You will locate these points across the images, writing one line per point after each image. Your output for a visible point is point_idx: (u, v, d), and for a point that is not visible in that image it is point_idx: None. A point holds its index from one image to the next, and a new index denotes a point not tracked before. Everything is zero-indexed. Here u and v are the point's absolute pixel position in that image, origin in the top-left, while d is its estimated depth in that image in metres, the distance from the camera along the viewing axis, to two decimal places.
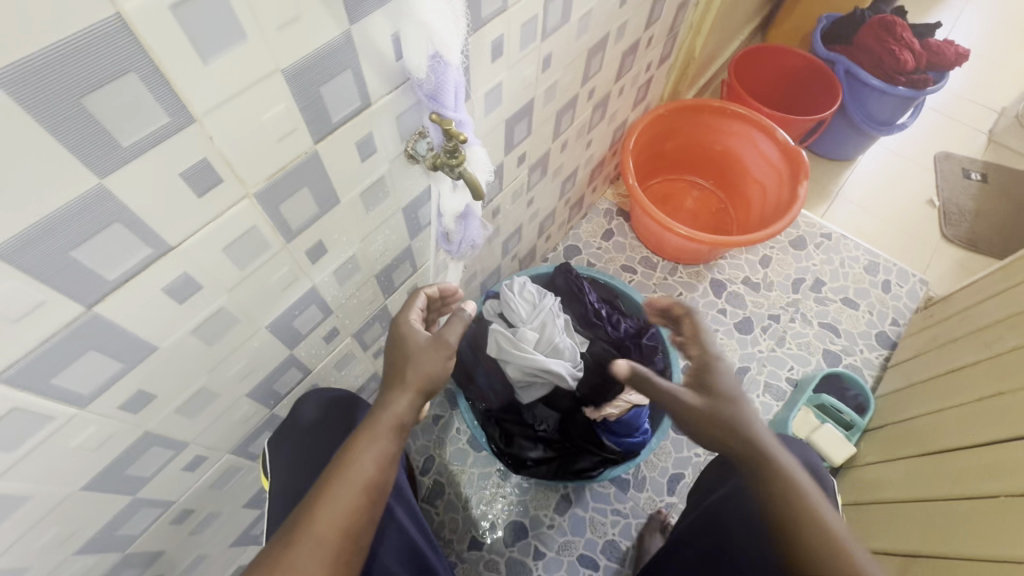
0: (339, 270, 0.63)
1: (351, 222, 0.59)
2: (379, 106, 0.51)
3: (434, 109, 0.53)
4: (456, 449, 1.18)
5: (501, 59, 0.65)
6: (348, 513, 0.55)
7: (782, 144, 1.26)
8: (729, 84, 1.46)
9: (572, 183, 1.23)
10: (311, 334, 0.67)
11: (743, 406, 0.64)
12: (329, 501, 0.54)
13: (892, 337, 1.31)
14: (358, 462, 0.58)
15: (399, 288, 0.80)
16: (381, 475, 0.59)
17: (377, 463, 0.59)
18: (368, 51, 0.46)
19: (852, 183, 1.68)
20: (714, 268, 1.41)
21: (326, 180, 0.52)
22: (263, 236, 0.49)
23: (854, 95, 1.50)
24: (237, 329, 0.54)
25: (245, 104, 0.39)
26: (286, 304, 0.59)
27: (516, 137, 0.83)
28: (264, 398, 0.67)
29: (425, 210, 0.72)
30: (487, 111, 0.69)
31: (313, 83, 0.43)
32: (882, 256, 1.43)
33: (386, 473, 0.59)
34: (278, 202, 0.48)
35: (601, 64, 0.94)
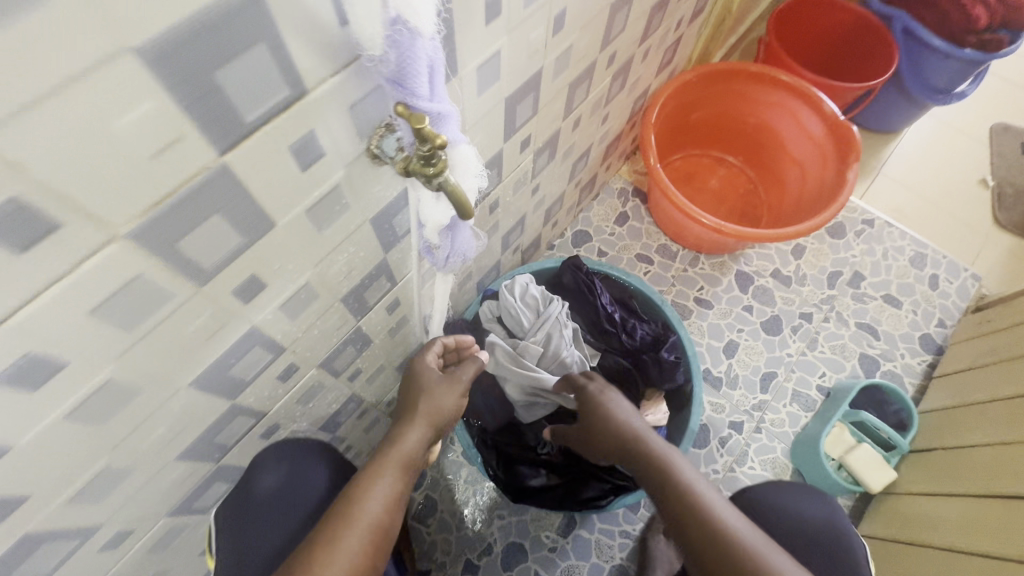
0: (288, 303, 0.49)
1: (297, 246, 0.45)
2: (321, 93, 0.35)
3: (401, 98, 0.37)
4: (449, 462, 1.08)
5: (499, 19, 0.48)
6: (358, 557, 0.53)
7: (830, 117, 1.07)
8: (768, 43, 1.25)
9: (583, 164, 1.06)
10: (259, 377, 0.54)
11: (624, 427, 0.68)
12: (339, 548, 0.52)
13: (937, 341, 1.17)
14: (367, 501, 0.56)
15: (375, 306, 0.66)
16: (389, 517, 0.58)
17: (385, 504, 0.58)
18: (291, 13, 0.30)
19: (895, 157, 1.47)
20: (740, 259, 1.25)
21: (250, 202, 0.37)
22: (157, 286, 0.35)
23: (910, 58, 1.29)
24: (143, 398, 0.41)
25: (73, 108, 0.24)
26: (215, 355, 0.45)
27: (519, 118, 0.66)
28: (205, 453, 0.54)
29: (402, 218, 0.56)
30: (481, 89, 0.53)
31: (200, 68, 0.28)
32: (930, 247, 1.28)
33: (393, 514, 0.58)
34: (175, 239, 0.34)
35: (626, 22, 0.75)
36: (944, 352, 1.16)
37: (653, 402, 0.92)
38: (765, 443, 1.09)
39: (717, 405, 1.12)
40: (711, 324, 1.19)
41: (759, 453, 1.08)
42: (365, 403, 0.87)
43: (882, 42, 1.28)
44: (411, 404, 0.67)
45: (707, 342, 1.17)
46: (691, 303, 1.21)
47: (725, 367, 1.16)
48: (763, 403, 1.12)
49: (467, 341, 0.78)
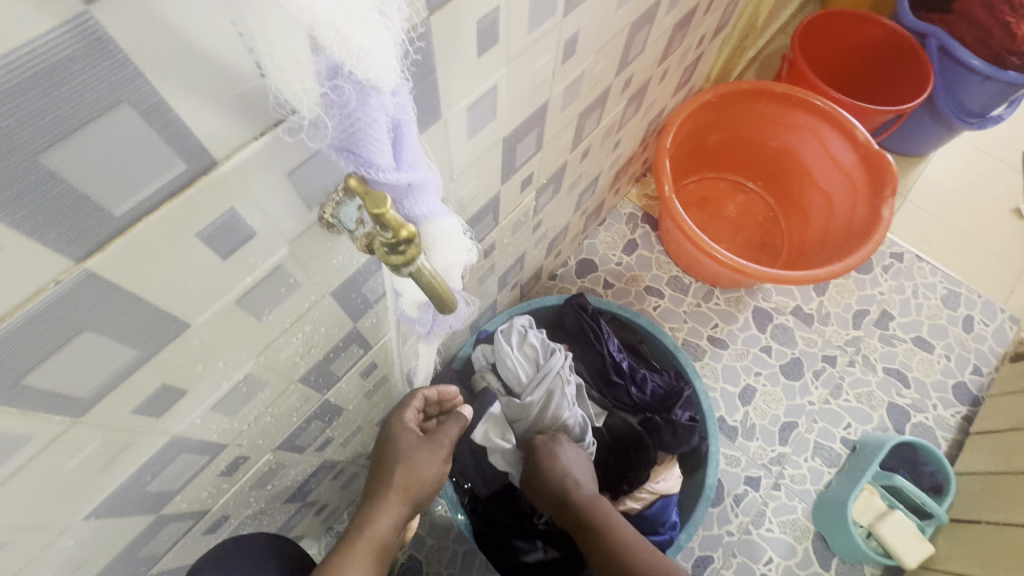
0: (225, 400, 0.39)
1: (229, 340, 0.35)
2: (239, 163, 0.25)
3: (354, 171, 0.27)
4: (436, 517, 0.97)
5: (496, 49, 0.38)
6: None
7: (862, 145, 0.97)
8: (792, 60, 1.15)
9: (591, 192, 0.96)
10: (193, 481, 0.44)
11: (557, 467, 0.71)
12: None
13: (973, 390, 1.07)
14: None
15: (344, 375, 0.56)
16: None
17: None
18: (173, 62, 0.20)
19: (924, 183, 1.37)
20: (758, 294, 1.15)
21: (146, 307, 0.27)
22: (1, 432, 0.25)
23: (945, 78, 1.19)
24: (11, 550, 0.31)
25: None
26: (121, 478, 0.35)
27: (520, 157, 0.56)
28: (125, 571, 0.44)
29: (374, 282, 0.46)
30: (473, 132, 0.43)
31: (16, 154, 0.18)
32: (963, 285, 1.18)
33: None
34: (23, 374, 0.24)
35: (645, 43, 0.65)
36: (981, 404, 1.05)
37: (666, 467, 0.82)
38: (784, 503, 0.99)
39: (731, 458, 1.02)
40: (725, 367, 1.09)
41: (777, 515, 0.98)
42: (340, 465, 0.77)
43: (916, 61, 1.18)
44: (384, 472, 0.56)
45: (721, 387, 1.07)
46: (704, 343, 1.11)
47: (740, 416, 1.05)
48: (782, 457, 1.02)
49: (450, 392, 0.65)
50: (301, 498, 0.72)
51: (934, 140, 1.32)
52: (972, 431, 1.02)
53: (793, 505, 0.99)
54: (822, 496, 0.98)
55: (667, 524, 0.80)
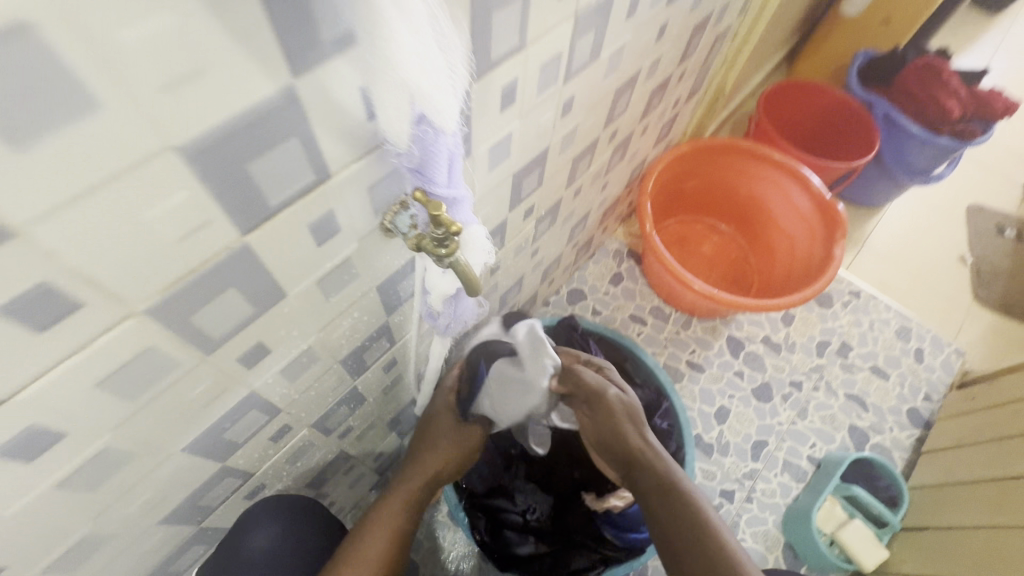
0: (289, 367, 0.49)
1: (305, 313, 0.45)
2: (342, 177, 0.37)
3: (418, 184, 0.39)
4: (434, 520, 1.03)
5: (513, 106, 0.51)
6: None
7: (817, 195, 1.12)
8: (757, 121, 1.32)
9: (581, 227, 1.10)
10: (251, 439, 0.53)
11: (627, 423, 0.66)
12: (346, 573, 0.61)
13: (924, 415, 1.18)
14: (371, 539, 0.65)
15: (372, 366, 0.66)
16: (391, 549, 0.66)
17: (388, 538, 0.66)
18: (324, 111, 0.32)
19: (880, 231, 1.53)
20: (731, 323, 1.27)
21: (266, 274, 0.38)
22: (165, 356, 0.35)
23: (891, 140, 1.37)
24: (134, 465, 0.40)
25: (111, 201, 0.25)
26: (212, 420, 0.44)
27: (525, 190, 0.69)
28: (187, 517, 0.52)
29: (406, 283, 0.58)
30: (491, 167, 0.55)
31: (237, 161, 0.29)
32: (914, 321, 1.31)
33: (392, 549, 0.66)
34: (190, 313, 0.34)
35: (627, 104, 0.80)
36: (932, 427, 1.16)
37: None
38: (756, 514, 1.07)
39: (708, 473, 1.11)
40: (702, 389, 1.19)
41: (750, 526, 1.06)
42: (352, 459, 0.85)
43: (864, 126, 1.36)
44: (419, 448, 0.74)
45: (698, 407, 1.17)
46: (683, 366, 1.22)
47: (716, 433, 1.15)
48: (754, 472, 1.11)
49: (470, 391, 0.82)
50: (318, 487, 0.79)
51: (885, 194, 1.49)
52: (924, 451, 1.13)
53: (765, 517, 1.07)
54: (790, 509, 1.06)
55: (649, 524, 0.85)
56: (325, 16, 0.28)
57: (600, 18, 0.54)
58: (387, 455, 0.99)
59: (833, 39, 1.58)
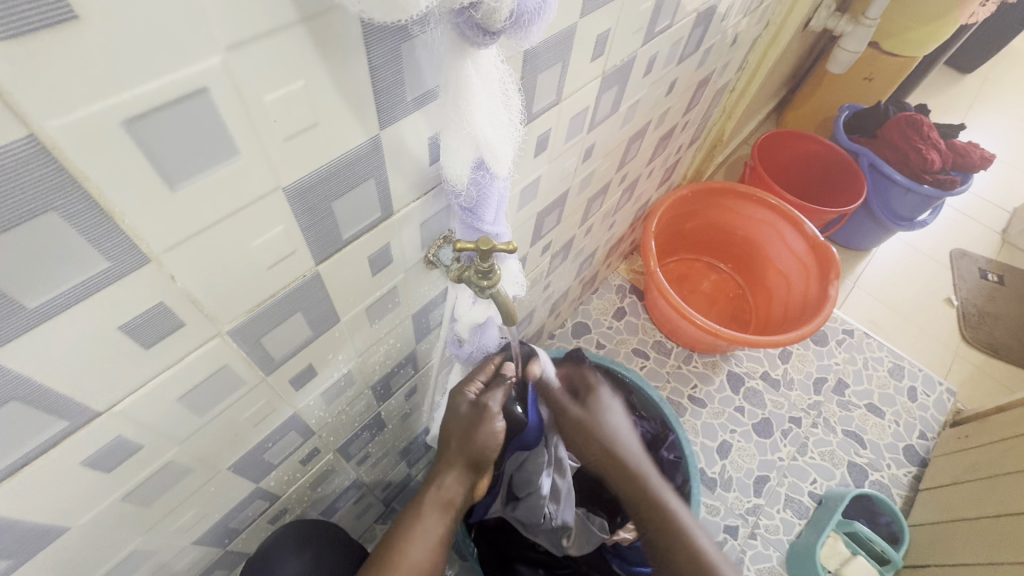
0: (328, 390, 0.51)
1: (350, 338, 0.48)
2: (402, 214, 0.41)
3: (468, 223, 0.43)
4: None
5: (544, 152, 0.56)
6: None
7: (811, 238, 1.18)
8: (752, 166, 1.40)
9: (589, 263, 1.14)
10: (285, 461, 0.54)
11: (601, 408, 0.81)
12: None
13: (920, 452, 1.21)
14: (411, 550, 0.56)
15: (397, 392, 0.68)
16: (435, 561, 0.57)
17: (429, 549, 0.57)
18: (398, 158, 0.36)
19: (868, 273, 1.59)
20: (731, 359, 1.31)
21: (326, 300, 0.41)
22: (235, 375, 0.38)
23: (877, 188, 1.45)
24: (188, 480, 0.42)
25: (227, 231, 0.28)
26: (257, 439, 0.46)
27: (545, 228, 0.73)
28: (216, 539, 0.53)
29: (436, 312, 0.60)
30: (520, 206, 0.60)
31: (324, 199, 0.33)
32: (906, 360, 1.36)
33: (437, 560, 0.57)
34: (260, 334, 0.37)
35: (638, 150, 0.86)
36: (928, 464, 1.19)
37: None
38: (761, 551, 1.07)
39: (712, 508, 1.11)
40: (704, 423, 1.22)
41: (755, 562, 1.06)
42: (365, 487, 0.85)
43: (851, 174, 1.44)
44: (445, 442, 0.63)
45: (701, 442, 1.19)
46: (685, 401, 1.24)
47: (719, 469, 1.16)
48: (757, 507, 1.12)
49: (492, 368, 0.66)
50: (331, 515, 0.79)
51: (874, 238, 1.56)
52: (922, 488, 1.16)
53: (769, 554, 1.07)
54: (794, 546, 1.07)
55: None
56: (413, 82, 0.32)
57: (622, 76, 0.60)
58: (394, 485, 0.98)
59: (819, 93, 1.69)
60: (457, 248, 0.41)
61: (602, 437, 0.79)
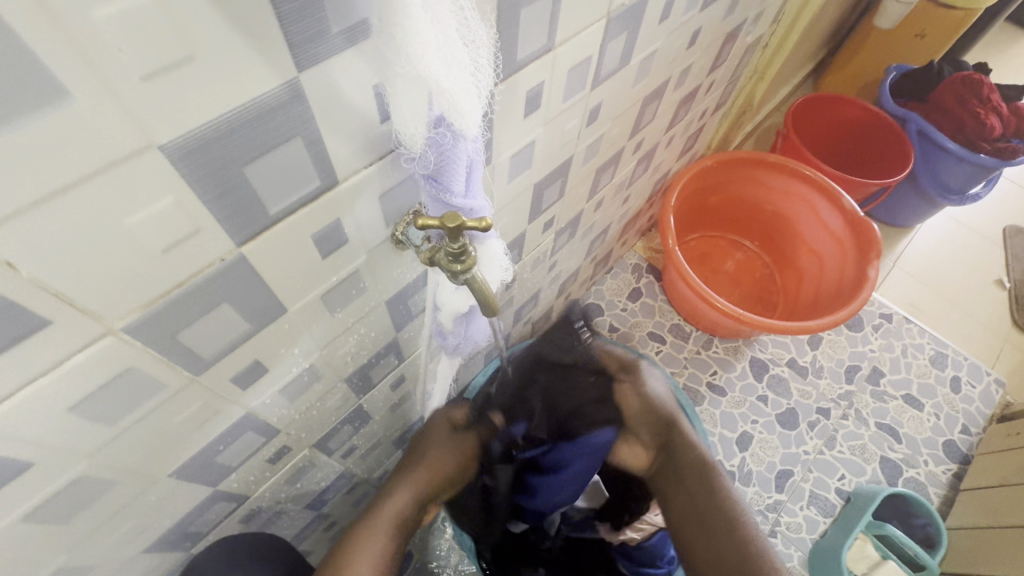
0: (289, 386, 0.45)
1: (306, 330, 0.42)
2: (351, 184, 0.34)
3: (434, 194, 0.36)
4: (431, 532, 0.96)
5: (538, 112, 0.47)
6: None
7: (850, 213, 1.07)
8: (785, 134, 1.27)
9: (601, 241, 1.05)
10: (247, 462, 0.49)
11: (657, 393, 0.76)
12: None
13: (962, 449, 1.12)
14: None
15: (380, 384, 0.62)
16: None
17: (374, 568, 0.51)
18: (333, 112, 0.29)
19: (911, 251, 1.46)
20: (755, 345, 1.22)
21: (263, 288, 0.34)
22: (151, 379, 0.32)
23: (925, 157, 1.30)
24: (117, 491, 0.37)
25: (82, 203, 0.22)
26: (202, 444, 0.41)
27: (545, 202, 0.65)
28: (175, 544, 0.49)
29: (418, 297, 0.53)
30: (512, 177, 0.52)
31: (231, 164, 0.26)
32: (949, 347, 1.26)
33: None
34: (176, 331, 0.31)
35: (655, 114, 0.77)
36: (971, 462, 1.10)
37: None
38: (781, 550, 1.00)
39: None
40: (724, 413, 1.14)
41: None
42: (357, 479, 0.80)
43: (897, 142, 1.30)
44: None
45: (719, 432, 1.11)
46: (703, 388, 1.16)
47: (738, 462, 1.08)
48: (779, 504, 1.05)
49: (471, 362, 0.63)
50: (320, 509, 0.75)
51: (919, 213, 1.42)
52: (962, 488, 1.06)
53: (789, 554, 1.00)
54: (818, 546, 1.00)
55: (665, 557, 0.80)
56: (335, 4, 0.24)
57: (633, 19, 0.50)
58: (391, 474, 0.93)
59: (863, 53, 1.53)
60: (417, 225, 0.34)
61: (657, 417, 0.75)
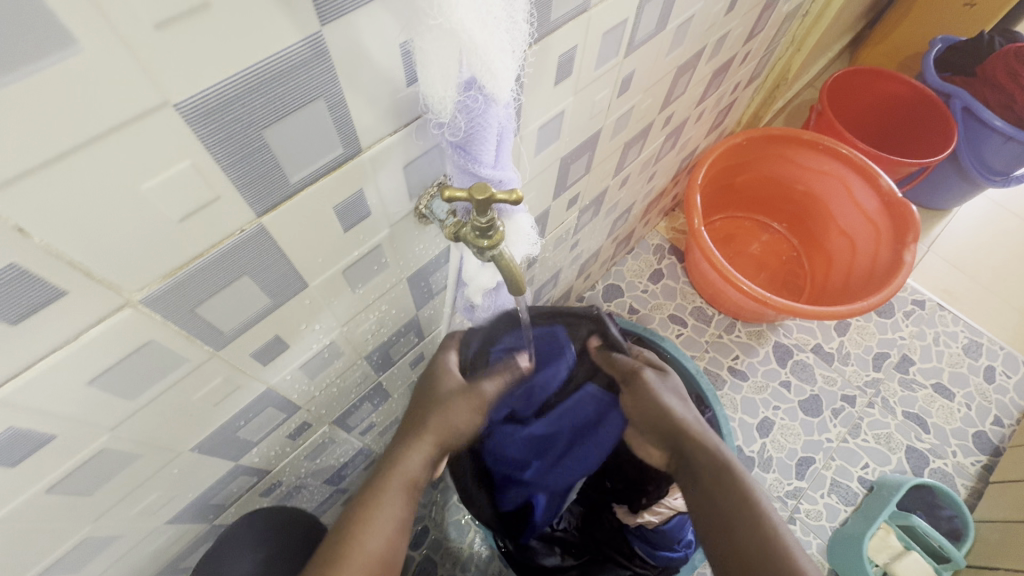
0: (309, 363, 0.45)
1: (327, 306, 0.40)
2: (375, 151, 0.32)
3: (461, 163, 0.34)
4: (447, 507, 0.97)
5: (569, 80, 0.45)
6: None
7: (886, 193, 1.02)
8: (820, 111, 1.21)
9: (624, 220, 1.02)
10: (268, 438, 0.49)
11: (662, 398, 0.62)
12: None
13: (993, 440, 1.08)
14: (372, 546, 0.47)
15: (399, 362, 0.61)
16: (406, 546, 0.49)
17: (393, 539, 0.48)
18: (360, 75, 0.27)
19: (948, 235, 1.39)
20: (779, 329, 1.18)
21: (284, 261, 0.33)
22: (169, 353, 0.31)
23: (967, 136, 1.23)
24: (140, 464, 0.36)
25: (94, 165, 0.21)
26: (223, 420, 0.40)
27: (571, 177, 0.62)
28: (199, 516, 0.49)
29: (439, 274, 0.52)
30: (539, 149, 0.49)
31: (249, 126, 0.24)
32: (984, 336, 1.21)
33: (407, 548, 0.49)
34: (194, 305, 0.29)
35: (687, 85, 0.73)
36: (1001, 454, 1.07)
37: None
38: (800, 537, 0.99)
39: None
40: (745, 398, 1.11)
41: None
42: (375, 456, 0.80)
43: (938, 120, 1.23)
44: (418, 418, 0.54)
45: (740, 417, 1.09)
46: (724, 372, 1.14)
47: (758, 447, 1.07)
48: (799, 491, 1.03)
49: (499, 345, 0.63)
50: (338, 483, 0.75)
51: (958, 196, 1.35)
52: (992, 480, 1.03)
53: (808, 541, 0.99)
54: (838, 534, 0.98)
55: (682, 541, 0.79)
56: None
57: None
58: None
59: (905, 25, 1.44)
60: (445, 196, 0.32)
61: (658, 420, 0.61)
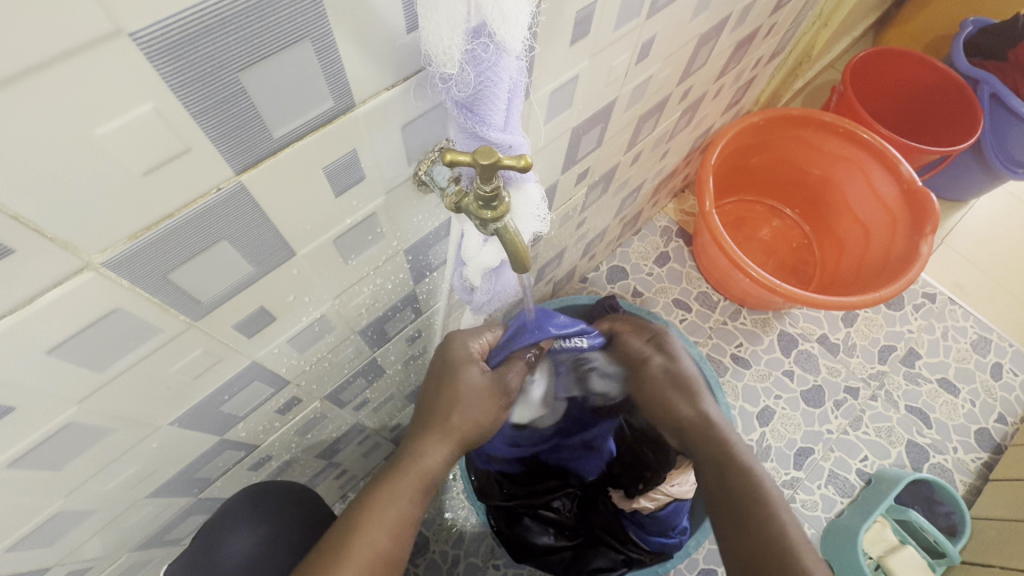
0: (298, 336, 0.42)
1: (317, 277, 0.38)
2: (374, 105, 0.29)
3: (465, 124, 0.30)
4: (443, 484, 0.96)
5: (585, 41, 0.41)
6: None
7: (908, 179, 0.98)
8: (840, 92, 1.16)
9: (632, 200, 0.99)
10: (254, 413, 0.47)
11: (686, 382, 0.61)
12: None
13: (995, 437, 1.07)
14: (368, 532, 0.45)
15: (394, 338, 0.58)
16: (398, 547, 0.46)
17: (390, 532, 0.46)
18: (352, 16, 0.24)
19: (964, 227, 1.36)
20: (785, 318, 1.16)
21: (268, 224, 0.30)
22: (141, 321, 0.28)
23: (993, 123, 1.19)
24: (116, 437, 0.34)
25: (37, 101, 0.18)
26: (206, 394, 0.38)
27: (581, 150, 0.59)
28: (184, 489, 0.47)
29: (439, 248, 0.49)
30: (549, 117, 0.46)
31: (225, 64, 0.21)
32: (995, 332, 1.18)
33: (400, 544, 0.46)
34: (166, 268, 0.27)
35: (708, 56, 0.69)
36: (1002, 452, 1.06)
37: (682, 471, 0.76)
38: None
39: None
40: (747, 386, 1.09)
41: None
42: (369, 431, 0.78)
43: (964, 108, 1.18)
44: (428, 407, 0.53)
45: (740, 405, 1.07)
46: (727, 359, 1.12)
47: (756, 436, 1.05)
48: (796, 481, 1.02)
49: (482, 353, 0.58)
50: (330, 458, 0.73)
51: (977, 188, 1.31)
52: (992, 478, 1.03)
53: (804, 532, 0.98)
54: (832, 525, 0.98)
55: (676, 527, 0.78)
56: None
57: None
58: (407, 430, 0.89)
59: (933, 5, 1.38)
60: (446, 160, 0.29)
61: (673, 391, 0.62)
